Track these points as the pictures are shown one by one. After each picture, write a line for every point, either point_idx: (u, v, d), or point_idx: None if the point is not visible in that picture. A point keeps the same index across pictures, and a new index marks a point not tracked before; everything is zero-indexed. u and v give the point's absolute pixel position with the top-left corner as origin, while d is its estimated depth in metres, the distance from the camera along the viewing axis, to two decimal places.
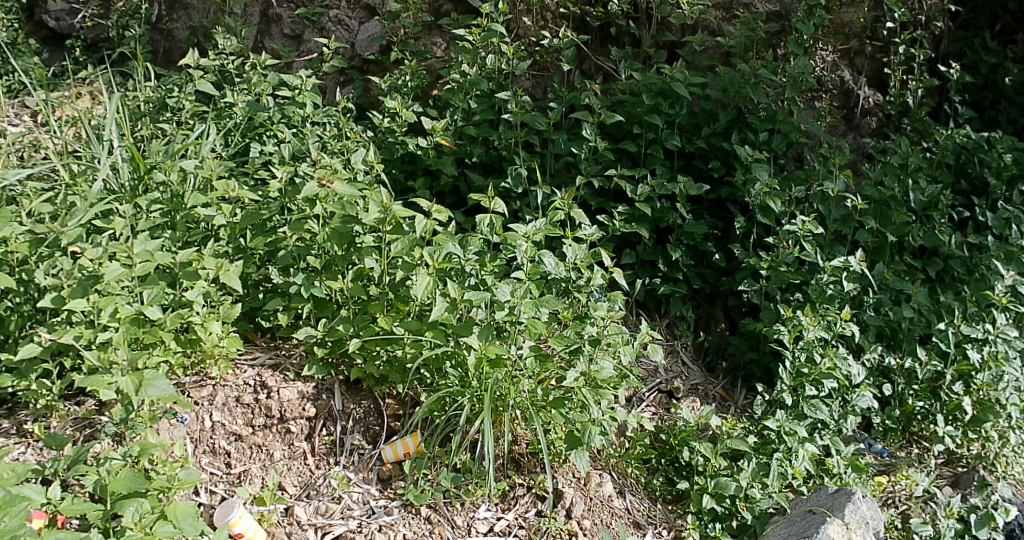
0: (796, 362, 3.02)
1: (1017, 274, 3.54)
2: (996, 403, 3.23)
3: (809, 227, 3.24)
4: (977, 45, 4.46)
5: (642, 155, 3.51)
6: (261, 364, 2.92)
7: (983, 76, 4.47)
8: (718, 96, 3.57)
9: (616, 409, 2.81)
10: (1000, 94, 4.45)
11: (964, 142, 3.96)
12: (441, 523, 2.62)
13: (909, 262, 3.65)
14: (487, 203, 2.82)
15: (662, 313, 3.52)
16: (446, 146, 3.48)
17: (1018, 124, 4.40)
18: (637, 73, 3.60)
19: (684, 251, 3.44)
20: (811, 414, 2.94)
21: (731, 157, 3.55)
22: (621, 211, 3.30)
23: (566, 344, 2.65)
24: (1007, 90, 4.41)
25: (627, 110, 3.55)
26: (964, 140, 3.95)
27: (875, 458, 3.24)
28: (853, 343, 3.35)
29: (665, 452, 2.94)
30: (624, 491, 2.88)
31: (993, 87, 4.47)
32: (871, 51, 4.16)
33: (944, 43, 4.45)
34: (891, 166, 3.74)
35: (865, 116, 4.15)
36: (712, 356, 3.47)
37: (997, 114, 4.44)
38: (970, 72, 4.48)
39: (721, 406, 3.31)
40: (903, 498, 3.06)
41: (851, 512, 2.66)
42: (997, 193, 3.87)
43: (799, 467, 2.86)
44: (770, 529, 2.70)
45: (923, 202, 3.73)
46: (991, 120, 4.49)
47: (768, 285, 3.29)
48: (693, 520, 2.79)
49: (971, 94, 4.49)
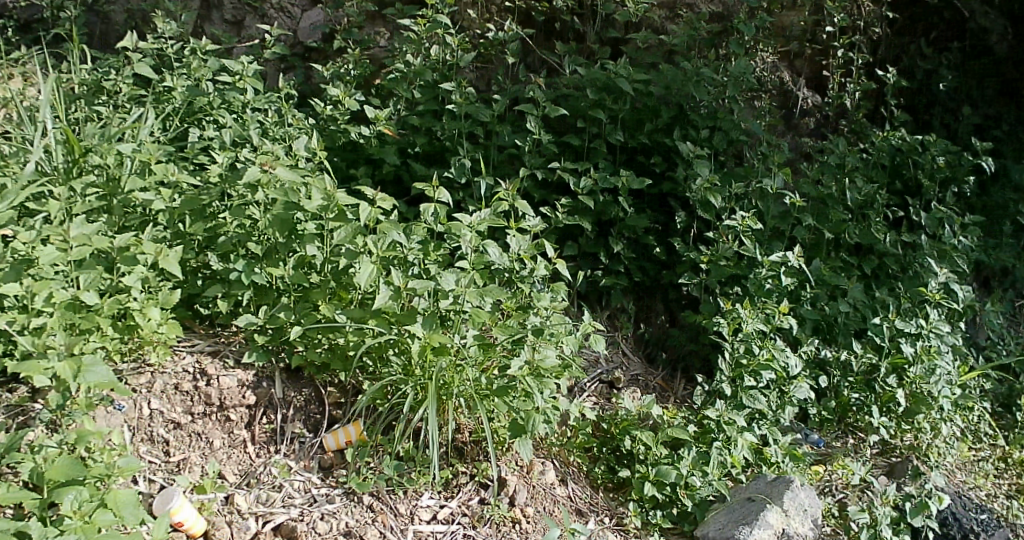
0: (735, 353, 3.05)
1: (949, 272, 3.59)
2: (928, 396, 3.27)
3: (749, 222, 3.20)
4: (914, 51, 4.44)
5: (586, 149, 3.41)
6: (200, 351, 2.85)
7: (919, 81, 4.44)
8: (659, 91, 3.49)
9: (559, 399, 2.78)
10: (934, 99, 4.42)
11: (899, 144, 3.95)
12: (384, 511, 2.60)
13: (845, 259, 3.66)
14: (431, 192, 2.73)
15: (603, 305, 3.43)
16: (389, 135, 3.32)
17: (950, 128, 4.38)
18: (580, 67, 3.53)
19: (626, 244, 3.39)
20: (751, 404, 2.96)
21: (673, 153, 3.48)
22: (564, 203, 3.23)
23: (509, 333, 2.64)
24: (940, 95, 4.39)
25: (570, 104, 3.48)
26: (899, 143, 3.95)
27: (812, 448, 3.29)
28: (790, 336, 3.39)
29: (607, 441, 2.97)
30: (567, 479, 2.89)
31: (927, 92, 4.44)
32: (810, 54, 4.21)
33: (881, 48, 4.40)
34: (829, 165, 3.77)
35: (804, 117, 4.21)
36: (652, 348, 3.42)
37: (930, 118, 4.40)
38: (906, 77, 4.44)
39: (661, 397, 3.26)
40: (840, 487, 3.13)
41: (791, 500, 2.74)
42: (930, 194, 3.84)
43: (737, 456, 2.89)
44: (712, 516, 2.78)
45: (859, 201, 3.69)
46: (924, 124, 4.44)
47: (707, 279, 3.26)
48: (633, 507, 2.83)
49: (907, 98, 4.44)
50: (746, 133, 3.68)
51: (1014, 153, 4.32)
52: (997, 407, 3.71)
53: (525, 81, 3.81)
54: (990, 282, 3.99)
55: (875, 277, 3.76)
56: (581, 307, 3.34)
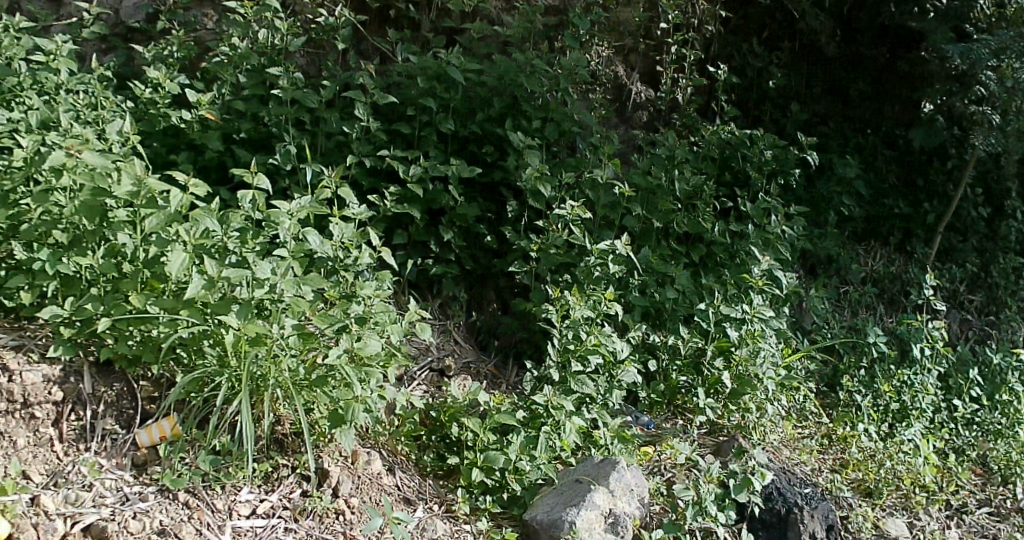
0: (564, 340, 2.91)
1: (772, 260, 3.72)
2: (753, 377, 3.16)
3: (578, 212, 3.24)
4: (745, 50, 4.56)
5: (416, 138, 3.38)
6: (2, 344, 2.68)
7: (749, 79, 4.58)
8: (492, 82, 3.48)
9: (386, 389, 2.71)
10: (763, 96, 4.57)
11: (729, 138, 4.01)
12: (199, 508, 2.47)
13: (674, 247, 3.68)
14: (249, 178, 2.64)
15: (434, 294, 3.43)
16: (211, 120, 3.23)
17: (778, 124, 4.53)
18: (413, 56, 3.50)
19: (457, 233, 3.38)
20: (578, 389, 2.83)
21: (504, 143, 3.50)
22: (393, 191, 3.20)
23: (329, 322, 2.53)
24: (769, 93, 4.54)
25: (399, 92, 3.45)
26: (729, 137, 4.01)
27: (642, 430, 3.10)
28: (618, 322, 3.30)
29: (436, 429, 2.85)
30: (393, 469, 2.76)
31: (757, 89, 4.58)
32: (644, 49, 4.32)
33: (714, 45, 4.53)
34: (659, 158, 3.80)
35: (636, 110, 4.30)
36: (484, 335, 3.45)
37: (760, 114, 4.55)
38: (738, 74, 4.58)
39: (492, 384, 3.27)
40: (668, 466, 2.94)
41: (617, 480, 2.63)
42: (757, 186, 3.95)
43: (566, 439, 2.73)
44: (539, 500, 2.65)
45: (687, 192, 3.78)
46: (754, 120, 4.58)
47: (538, 266, 3.29)
48: (462, 493, 2.68)
49: (738, 95, 4.58)
50: (579, 125, 3.74)
51: (839, 149, 4.51)
52: (823, 387, 3.64)
53: (357, 68, 3.74)
54: (815, 270, 4.18)
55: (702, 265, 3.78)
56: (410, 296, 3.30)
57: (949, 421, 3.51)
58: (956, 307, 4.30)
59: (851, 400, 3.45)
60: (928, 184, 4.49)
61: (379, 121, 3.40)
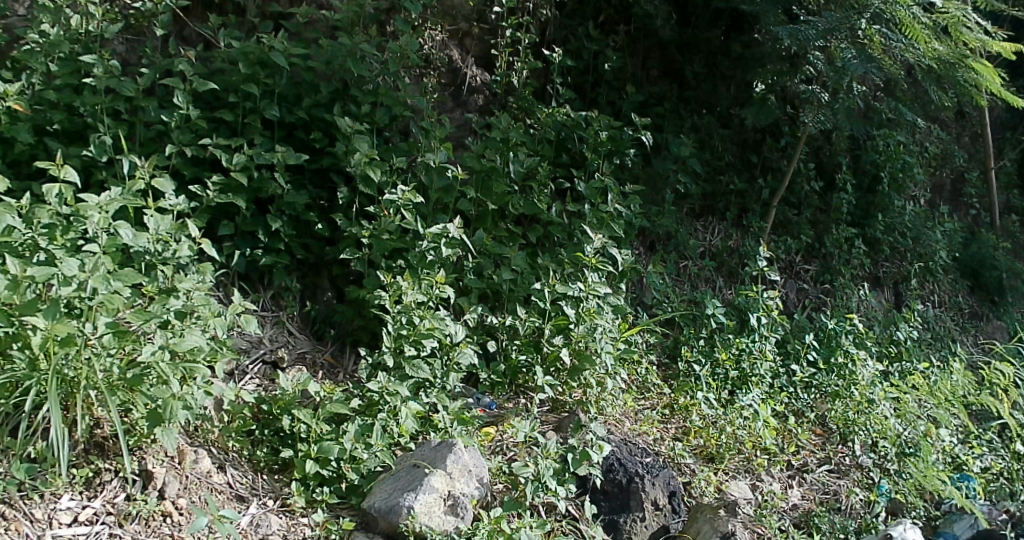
0: (397, 325, 2.81)
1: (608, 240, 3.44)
2: (592, 353, 3.07)
3: (409, 196, 3.00)
4: (581, 33, 4.29)
5: (240, 125, 3.11)
6: None
7: (586, 61, 4.30)
8: (320, 66, 3.21)
9: (213, 384, 2.63)
10: (600, 79, 4.31)
11: (564, 120, 3.77)
12: (17, 519, 2.30)
13: (510, 229, 3.42)
14: (55, 171, 2.55)
15: (266, 285, 3.14)
16: (20, 112, 3.02)
17: (615, 106, 4.31)
18: (235, 41, 3.26)
19: (286, 222, 3.08)
20: (415, 374, 2.76)
21: (333, 129, 3.21)
22: (216, 180, 2.97)
23: (146, 318, 2.45)
24: (606, 75, 4.28)
25: (220, 79, 3.18)
26: (564, 119, 3.77)
27: (483, 411, 3.01)
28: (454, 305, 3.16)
29: (268, 423, 2.78)
30: (225, 466, 2.69)
31: (594, 72, 4.32)
32: (478, 33, 4.11)
33: (549, 29, 4.26)
34: (492, 140, 3.50)
35: (472, 94, 4.02)
36: (320, 324, 3.17)
37: (597, 97, 4.31)
38: (574, 57, 4.30)
39: (329, 374, 3.04)
40: (510, 445, 2.90)
41: (454, 462, 2.60)
42: (594, 166, 3.68)
43: (404, 425, 2.71)
44: (376, 488, 2.59)
45: (523, 174, 3.49)
46: (591, 103, 4.34)
47: (371, 253, 3.02)
48: (298, 487, 2.61)
49: (574, 77, 4.29)
50: (411, 109, 3.50)
51: (674, 128, 4.40)
52: (665, 358, 3.71)
53: (177, 56, 3.45)
54: (655, 247, 4.19)
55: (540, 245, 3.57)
56: (235, 288, 3.02)
57: (789, 385, 3.70)
58: (793, 277, 4.49)
59: (692, 371, 3.56)
60: (761, 160, 4.59)
61: (199, 108, 3.14)
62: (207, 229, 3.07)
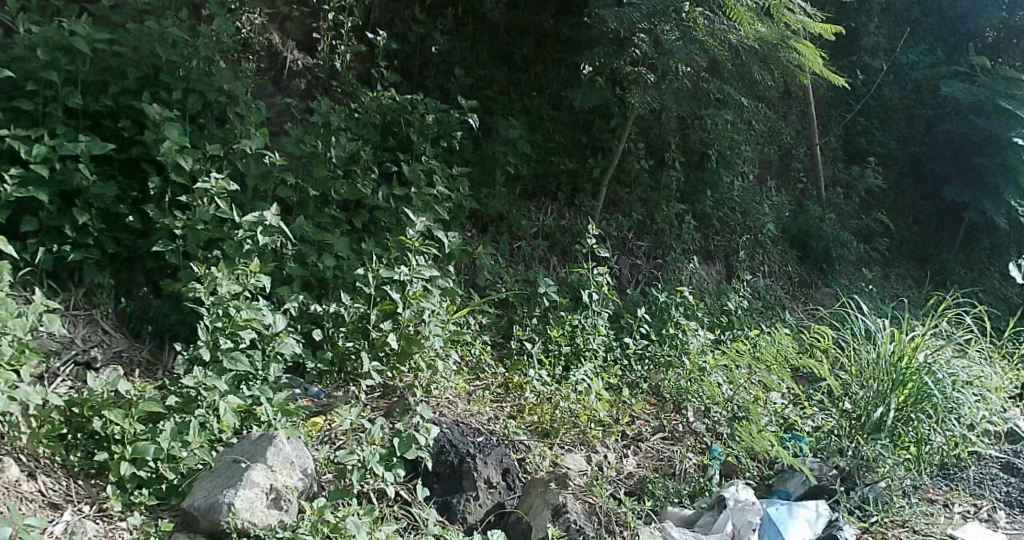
0: (212, 318, 2.75)
1: (432, 223, 3.49)
2: (421, 336, 3.12)
3: (224, 184, 2.94)
4: (406, 17, 4.38)
5: (41, 115, 2.95)
6: None
7: (411, 45, 4.40)
8: (128, 51, 3.11)
9: (16, 388, 2.45)
10: (427, 62, 4.42)
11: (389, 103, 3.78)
12: None
13: (334, 214, 3.40)
14: None
15: (76, 282, 3.01)
16: None
17: (443, 89, 4.43)
18: (34, 26, 3.09)
19: (95, 215, 2.97)
20: (232, 367, 2.71)
21: (143, 117, 3.13)
22: (13, 172, 2.81)
23: None
24: (433, 58, 4.41)
25: (19, 66, 3.00)
26: (389, 102, 3.78)
27: (312, 401, 3.02)
28: (274, 295, 3.09)
29: (81, 426, 2.60)
30: (35, 473, 2.50)
31: (420, 55, 4.42)
32: (300, 16, 4.08)
33: (374, 11, 4.29)
34: (313, 126, 3.54)
35: (294, 78, 4.02)
36: (137, 321, 3.05)
37: (424, 80, 4.41)
38: (399, 41, 4.38)
39: (147, 373, 2.94)
40: (338, 434, 2.87)
41: (274, 454, 2.55)
42: (420, 150, 3.74)
43: (225, 420, 2.64)
44: (195, 487, 2.50)
45: (345, 159, 3.49)
46: (418, 86, 4.42)
47: (185, 245, 2.95)
48: (112, 490, 2.49)
49: (400, 61, 4.37)
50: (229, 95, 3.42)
51: (504, 110, 4.46)
52: (499, 338, 3.79)
53: None
54: (486, 228, 4.24)
55: (366, 231, 3.57)
56: (40, 286, 2.88)
57: (622, 357, 3.79)
58: (626, 253, 4.64)
59: (524, 348, 3.66)
60: (591, 141, 4.69)
61: None
62: (8, 225, 2.92)
